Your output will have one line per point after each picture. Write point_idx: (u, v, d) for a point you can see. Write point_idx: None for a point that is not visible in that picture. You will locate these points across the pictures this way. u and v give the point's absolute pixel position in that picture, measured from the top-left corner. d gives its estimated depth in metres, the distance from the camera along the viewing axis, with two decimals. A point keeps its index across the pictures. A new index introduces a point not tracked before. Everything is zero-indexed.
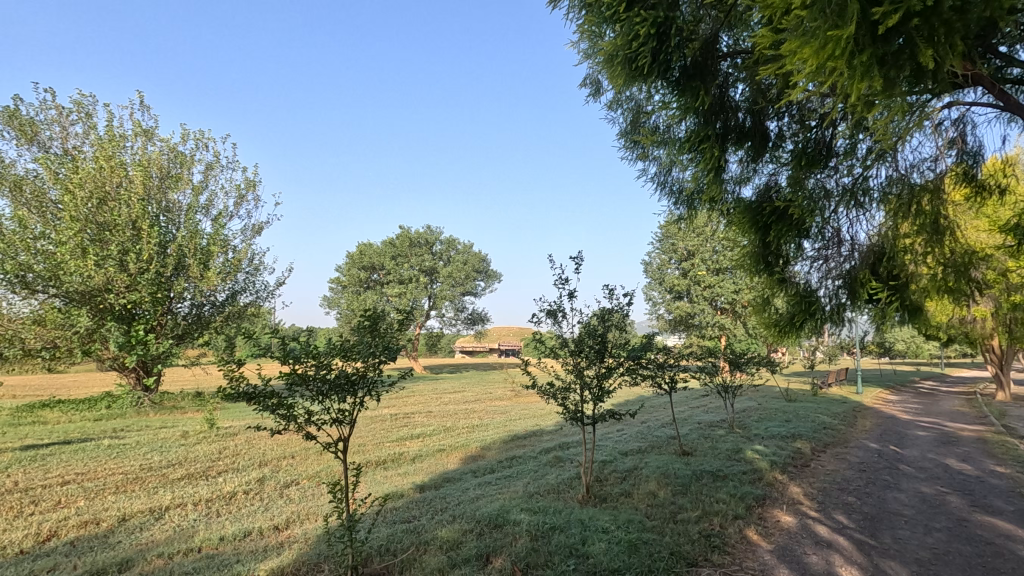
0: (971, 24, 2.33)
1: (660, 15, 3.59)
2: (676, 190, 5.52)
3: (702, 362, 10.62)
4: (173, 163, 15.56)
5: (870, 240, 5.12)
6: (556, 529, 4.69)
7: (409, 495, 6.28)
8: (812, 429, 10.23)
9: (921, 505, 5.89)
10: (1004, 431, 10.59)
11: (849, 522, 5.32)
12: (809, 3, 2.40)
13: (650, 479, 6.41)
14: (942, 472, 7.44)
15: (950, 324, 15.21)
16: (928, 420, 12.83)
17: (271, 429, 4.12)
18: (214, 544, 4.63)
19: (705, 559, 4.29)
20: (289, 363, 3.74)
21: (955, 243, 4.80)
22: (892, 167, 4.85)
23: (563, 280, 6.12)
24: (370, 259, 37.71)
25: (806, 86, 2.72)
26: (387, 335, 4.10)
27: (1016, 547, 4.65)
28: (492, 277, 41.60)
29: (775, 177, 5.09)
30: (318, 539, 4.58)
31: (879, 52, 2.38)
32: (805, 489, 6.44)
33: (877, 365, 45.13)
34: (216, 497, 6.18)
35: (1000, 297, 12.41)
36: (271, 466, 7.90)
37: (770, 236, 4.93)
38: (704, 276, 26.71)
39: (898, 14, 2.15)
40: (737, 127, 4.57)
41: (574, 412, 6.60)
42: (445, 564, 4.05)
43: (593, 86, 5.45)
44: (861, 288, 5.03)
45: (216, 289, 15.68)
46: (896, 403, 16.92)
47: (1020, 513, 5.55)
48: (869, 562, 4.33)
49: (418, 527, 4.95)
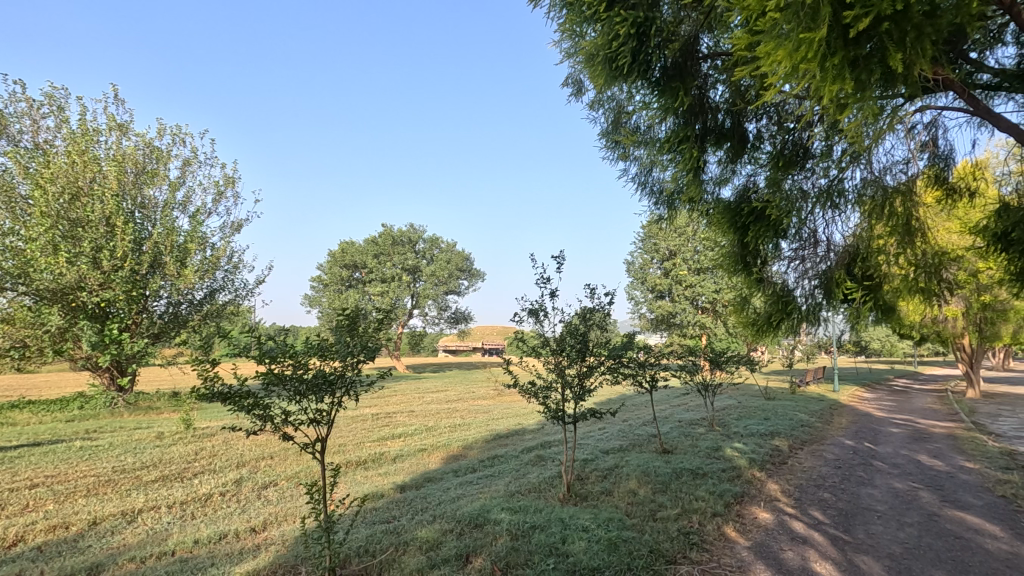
0: (942, 29, 2.37)
1: (640, 15, 3.59)
2: (657, 190, 5.55)
3: (683, 360, 10.70)
4: (149, 159, 15.25)
5: (846, 241, 5.18)
6: (536, 527, 4.70)
7: (390, 495, 6.23)
8: (790, 427, 10.39)
9: (894, 501, 6.02)
10: (973, 428, 10.88)
11: (824, 518, 5.42)
12: (783, 6, 2.42)
13: (631, 477, 6.45)
14: (915, 468, 7.62)
15: (923, 324, 15.32)
16: (901, 417, 13.16)
17: (247, 431, 4.03)
18: (188, 547, 4.54)
19: (683, 557, 4.33)
20: (265, 363, 3.68)
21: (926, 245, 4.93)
22: (868, 169, 4.94)
23: (544, 280, 6.15)
24: (352, 258, 37.33)
25: (781, 88, 2.72)
26: (366, 335, 4.06)
27: (984, 541, 4.78)
28: (475, 275, 41.53)
29: (753, 178, 5.14)
30: (295, 540, 4.53)
31: (850, 55, 2.42)
32: (782, 486, 6.55)
33: (852, 364, 46.06)
34: (191, 500, 6.07)
35: (972, 297, 12.72)
36: (249, 467, 7.80)
37: (748, 236, 4.98)
38: (685, 275, 27.03)
39: (869, 18, 2.18)
40: (716, 128, 4.62)
41: (555, 411, 6.58)
42: (424, 564, 4.02)
43: (575, 85, 5.46)
44: (836, 288, 5.09)
45: (194, 288, 15.40)
46: (871, 400, 17.38)
47: (988, 508, 5.70)
48: (843, 557, 4.40)
49: (397, 527, 4.91)
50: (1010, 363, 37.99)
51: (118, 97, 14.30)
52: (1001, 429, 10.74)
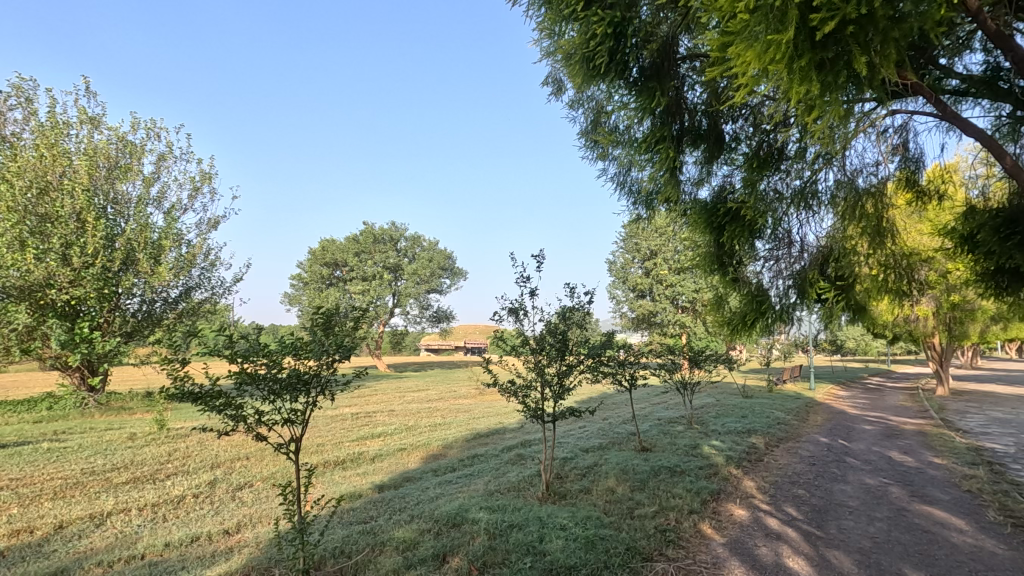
0: (908, 33, 2.42)
1: (617, 15, 3.60)
2: (635, 190, 5.57)
3: (662, 359, 10.77)
4: (122, 153, 14.89)
5: (820, 242, 5.26)
6: (514, 527, 4.69)
7: (367, 496, 6.18)
8: (767, 425, 10.56)
9: (865, 496, 6.15)
10: (943, 425, 11.17)
11: (798, 514, 5.51)
12: (754, 8, 2.44)
13: (609, 475, 6.49)
14: (886, 465, 7.78)
15: (895, 324, 15.68)
16: (875, 414, 13.45)
17: (218, 431, 3.94)
18: (159, 550, 4.44)
19: (659, 554, 4.36)
20: (237, 362, 3.62)
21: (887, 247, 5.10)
22: (840, 171, 5.04)
23: (524, 279, 6.18)
24: (333, 256, 36.91)
25: (756, 88, 2.73)
26: (341, 334, 4.00)
27: (950, 534, 4.90)
28: (457, 274, 41.42)
29: (729, 178, 5.18)
30: (269, 542, 4.46)
31: (818, 57, 2.45)
32: (758, 483, 6.65)
33: (829, 362, 46.98)
34: (163, 501, 5.96)
35: (942, 296, 13.02)
36: (224, 468, 7.67)
37: (724, 237, 5.02)
38: (666, 275, 27.35)
39: (833, 22, 2.23)
40: (693, 129, 4.67)
41: (535, 411, 6.58)
42: (401, 564, 3.99)
43: (555, 84, 5.45)
44: (810, 288, 5.13)
45: (169, 285, 15.09)
46: (846, 398, 17.74)
47: (954, 502, 5.86)
48: (815, 552, 4.48)
49: (374, 527, 4.88)
50: (979, 362, 39.07)
51: (90, 90, 13.94)
52: (969, 426, 11.05)
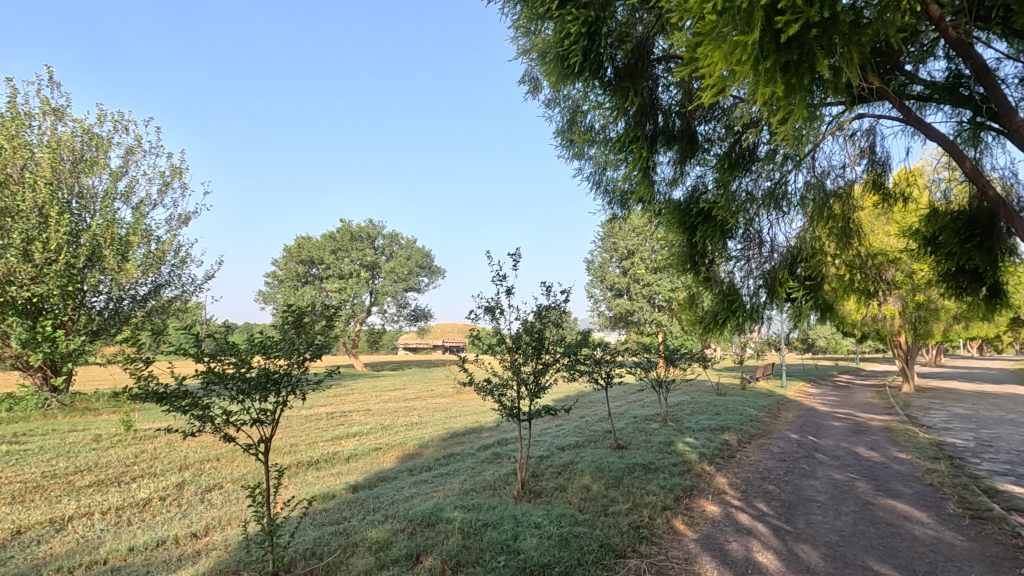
0: (868, 40, 2.52)
1: (591, 14, 3.62)
2: (609, 190, 5.61)
3: (638, 358, 10.87)
4: (87, 146, 14.43)
5: (789, 242, 5.35)
6: (488, 525, 4.68)
7: (341, 496, 6.11)
8: (740, 421, 10.76)
9: (833, 491, 6.31)
10: (907, 421, 11.54)
11: (768, 509, 5.62)
12: (721, 11, 2.47)
13: (585, 473, 6.53)
14: (853, 460, 8.00)
15: (863, 323, 16.14)
16: (843, 411, 13.82)
17: (184, 433, 3.83)
18: (122, 555, 4.33)
19: (632, 550, 4.40)
20: (204, 361, 3.52)
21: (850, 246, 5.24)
22: (809, 173, 5.20)
23: (500, 277, 6.20)
24: (309, 253, 36.39)
25: (727, 90, 2.75)
26: (312, 332, 3.93)
27: (913, 527, 5.06)
28: (435, 273, 41.27)
29: (702, 179, 5.24)
30: (238, 544, 4.38)
31: (782, 59, 2.49)
32: (730, 479, 6.76)
33: (800, 360, 48.18)
34: (128, 504, 5.79)
35: (908, 296, 13.42)
36: (193, 470, 7.49)
37: (696, 237, 5.07)
38: (642, 274, 27.65)
39: (798, 24, 2.27)
40: (666, 129, 4.72)
41: (511, 409, 6.57)
42: (373, 565, 3.96)
43: (532, 82, 5.43)
44: (780, 287, 5.22)
45: (137, 283, 14.67)
46: (816, 396, 18.16)
47: (917, 496, 6.05)
48: (784, 546, 4.57)
49: (347, 528, 4.83)
50: (942, 360, 40.51)
51: (53, 80, 13.45)
52: (931, 422, 11.43)
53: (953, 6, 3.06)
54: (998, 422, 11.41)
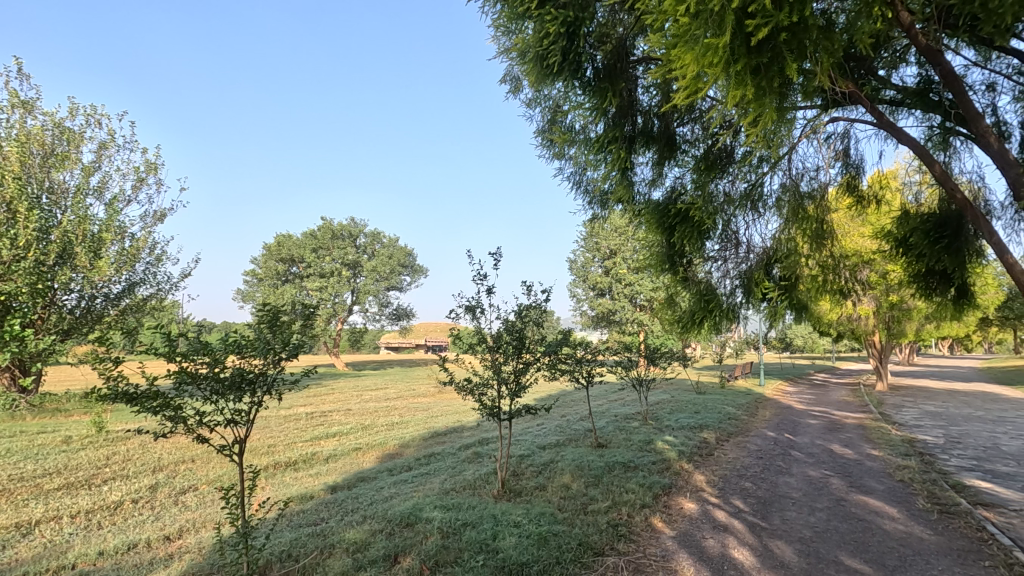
0: (837, 46, 2.58)
1: (570, 15, 3.64)
2: (589, 190, 5.63)
3: (619, 357, 10.93)
4: (58, 140, 14.07)
5: (765, 243, 5.43)
6: (468, 525, 4.67)
7: (319, 497, 6.05)
8: (718, 419, 10.91)
9: (807, 488, 6.43)
10: (880, 418, 11.81)
11: (744, 506, 5.70)
12: (694, 13, 2.50)
13: (564, 472, 6.56)
14: (828, 457, 8.15)
15: (839, 322, 16.49)
16: (819, 409, 14.10)
17: (156, 434, 3.75)
18: (92, 559, 4.23)
19: (611, 548, 4.43)
20: (176, 360, 3.45)
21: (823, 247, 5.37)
22: (785, 175, 5.29)
23: (481, 277, 6.22)
24: (289, 252, 35.88)
25: (703, 90, 2.76)
26: (288, 332, 3.87)
27: (884, 522, 5.17)
28: (418, 272, 41.09)
29: (681, 179, 5.29)
30: (212, 547, 4.32)
31: (752, 62, 2.53)
32: (708, 477, 6.84)
33: (779, 359, 49.00)
34: (98, 507, 5.66)
35: (882, 297, 13.72)
36: (167, 471, 7.36)
37: (674, 237, 5.10)
38: (624, 274, 27.88)
39: (767, 28, 2.30)
40: (645, 130, 4.78)
41: (491, 408, 6.56)
42: (350, 566, 3.92)
43: (513, 81, 5.42)
44: (756, 287, 5.30)
45: (110, 281, 14.33)
46: (793, 394, 18.46)
47: (889, 492, 6.19)
48: (759, 543, 4.65)
49: (325, 529, 4.77)
50: (914, 359, 41.55)
51: (23, 72, 13.06)
52: (903, 419, 11.73)
53: (922, 13, 3.15)
54: (966, 419, 11.73)
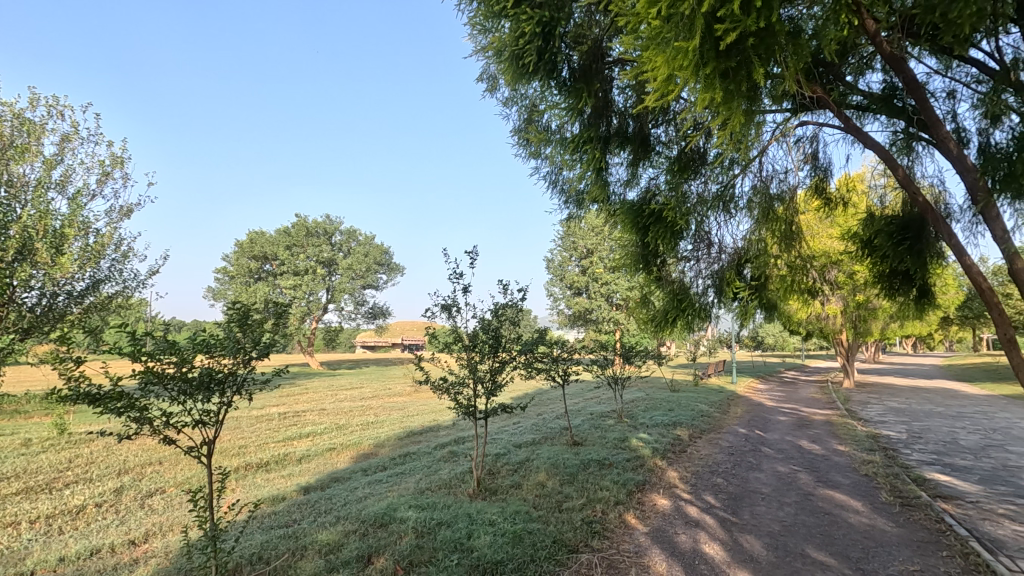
0: (803, 52, 2.64)
1: (546, 15, 3.66)
2: (565, 190, 5.66)
3: (595, 355, 11.02)
4: (18, 132, 13.58)
5: (736, 244, 5.54)
6: (442, 524, 4.66)
7: (291, 498, 5.96)
8: (691, 417, 11.09)
9: (777, 483, 6.59)
10: (846, 415, 12.16)
11: (715, 501, 5.81)
12: (665, 16, 2.53)
13: (540, 470, 6.58)
14: (797, 453, 8.35)
15: (808, 321, 16.91)
16: (789, 406, 14.45)
17: (121, 436, 3.64)
18: (52, 566, 4.10)
19: (585, 545, 4.47)
20: (141, 360, 3.36)
21: (791, 248, 5.52)
22: (756, 178, 5.41)
23: (457, 276, 6.22)
24: (262, 249, 35.13)
25: (675, 92, 2.79)
26: (259, 331, 3.80)
27: (849, 515, 5.32)
28: (394, 270, 40.77)
29: (655, 180, 5.34)
30: (179, 551, 4.22)
31: (721, 66, 2.57)
32: (681, 473, 6.95)
33: (751, 356, 50.06)
34: (59, 512, 5.47)
35: (849, 296, 14.11)
36: (133, 474, 7.17)
37: (649, 237, 5.12)
38: (601, 273, 28.14)
39: (735, 33, 2.34)
40: (620, 131, 4.83)
41: (467, 407, 6.54)
42: (323, 568, 3.88)
43: (490, 80, 5.40)
44: (727, 287, 5.41)
45: (73, 278, 13.78)
46: (764, 391, 18.86)
47: (854, 486, 6.37)
48: (729, 537, 4.74)
49: (296, 531, 4.70)
50: (879, 357, 42.91)
51: None
52: (868, 415, 12.10)
53: (887, 22, 3.25)
54: (927, 414, 12.16)
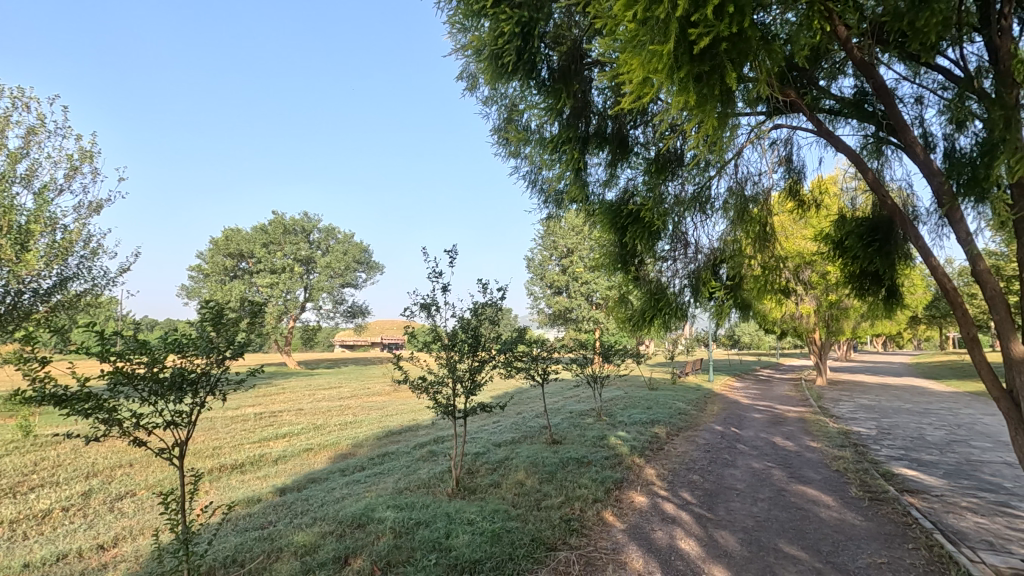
0: (775, 56, 2.69)
1: (525, 15, 3.67)
2: (544, 190, 5.67)
3: (575, 354, 11.09)
4: None
5: (712, 244, 5.64)
6: (420, 524, 4.64)
7: (267, 499, 5.87)
8: (669, 415, 11.23)
9: (751, 479, 6.71)
10: (818, 411, 12.45)
11: (691, 498, 5.90)
12: (641, 19, 2.56)
13: (519, 469, 6.60)
14: (771, 449, 8.52)
15: (783, 320, 17.25)
16: (763, 403, 14.73)
17: (89, 438, 3.55)
18: (15, 572, 3.97)
19: (563, 543, 4.50)
20: (110, 360, 3.27)
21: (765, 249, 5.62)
22: (732, 180, 5.50)
23: (436, 275, 6.19)
24: (236, 248, 34.28)
25: (650, 93, 2.82)
26: (232, 331, 3.74)
27: (820, 510, 5.46)
28: (374, 268, 40.44)
29: (633, 181, 5.39)
30: (150, 555, 4.13)
31: (695, 70, 2.60)
32: (658, 471, 7.03)
33: (727, 355, 50.90)
34: (24, 517, 5.31)
35: (821, 296, 14.43)
36: (102, 477, 6.99)
37: (627, 237, 5.16)
38: (581, 272, 28.31)
39: (708, 37, 2.38)
40: (598, 131, 4.87)
41: (446, 406, 6.53)
42: (299, 569, 3.84)
43: (469, 79, 5.38)
44: (703, 286, 5.49)
45: (39, 275, 13.22)
46: (740, 389, 19.20)
47: (825, 481, 6.53)
48: (705, 533, 4.81)
49: (272, 533, 4.64)
50: (850, 355, 44.07)
51: None
52: (839, 412, 12.41)
53: (858, 28, 3.33)
54: (896, 411, 12.52)
